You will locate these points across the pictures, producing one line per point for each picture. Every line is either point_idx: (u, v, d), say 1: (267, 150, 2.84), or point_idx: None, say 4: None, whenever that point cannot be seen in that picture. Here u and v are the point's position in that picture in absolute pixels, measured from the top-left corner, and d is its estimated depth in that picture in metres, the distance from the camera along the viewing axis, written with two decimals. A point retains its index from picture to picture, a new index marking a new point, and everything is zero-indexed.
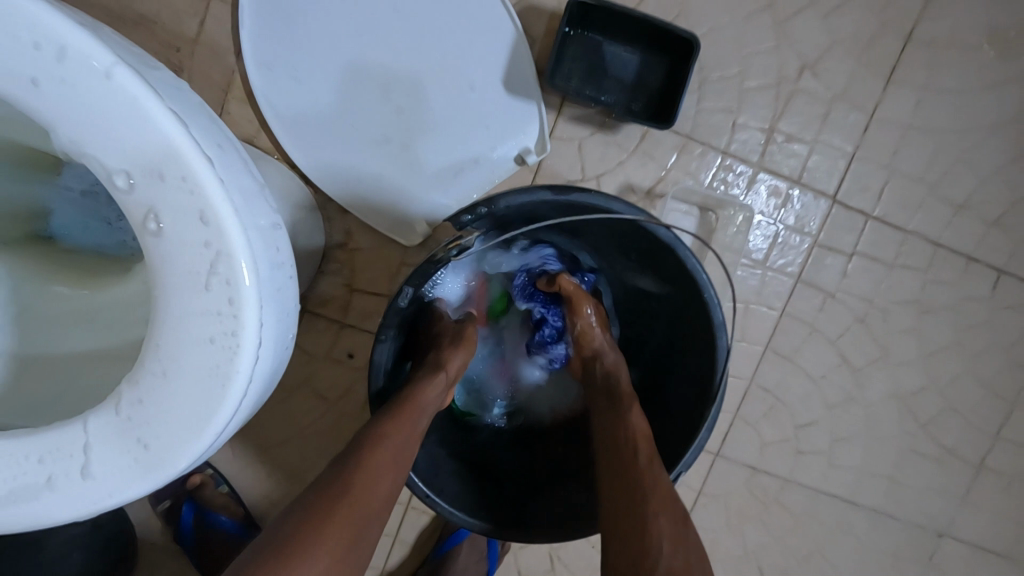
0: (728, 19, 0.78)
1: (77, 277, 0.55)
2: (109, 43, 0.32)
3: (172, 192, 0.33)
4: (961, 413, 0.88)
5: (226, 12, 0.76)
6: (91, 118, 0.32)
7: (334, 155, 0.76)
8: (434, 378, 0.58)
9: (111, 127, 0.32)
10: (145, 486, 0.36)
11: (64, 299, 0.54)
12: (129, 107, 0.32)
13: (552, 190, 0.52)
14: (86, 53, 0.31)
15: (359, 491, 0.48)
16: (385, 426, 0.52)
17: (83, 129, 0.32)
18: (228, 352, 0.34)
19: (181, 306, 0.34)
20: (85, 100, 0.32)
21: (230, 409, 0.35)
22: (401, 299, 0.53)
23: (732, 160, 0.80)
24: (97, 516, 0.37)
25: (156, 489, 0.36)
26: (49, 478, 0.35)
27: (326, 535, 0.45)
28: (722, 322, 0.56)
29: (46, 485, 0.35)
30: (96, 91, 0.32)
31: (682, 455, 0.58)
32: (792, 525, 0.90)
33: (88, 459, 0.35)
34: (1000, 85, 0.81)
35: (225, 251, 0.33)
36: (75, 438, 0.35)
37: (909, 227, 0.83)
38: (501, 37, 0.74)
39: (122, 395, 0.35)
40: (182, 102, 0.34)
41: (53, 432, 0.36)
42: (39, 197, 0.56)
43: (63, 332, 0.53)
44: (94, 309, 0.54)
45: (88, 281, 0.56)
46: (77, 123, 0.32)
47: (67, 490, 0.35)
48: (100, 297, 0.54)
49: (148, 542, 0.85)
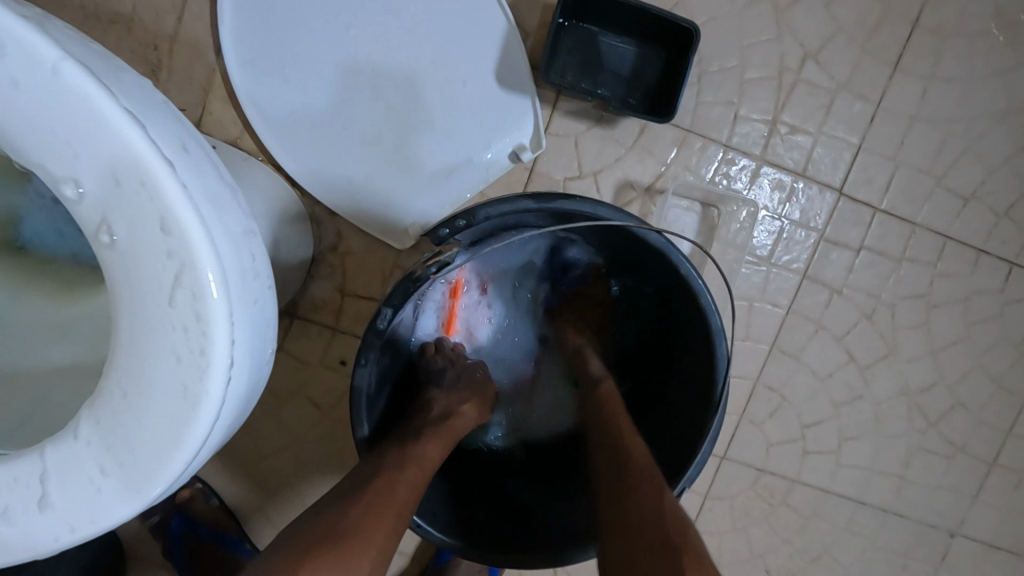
0: (727, 7, 0.75)
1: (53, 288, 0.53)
2: (57, 36, 0.29)
3: (130, 199, 0.30)
4: (972, 410, 0.85)
5: (206, 8, 0.73)
6: (38, 119, 0.29)
7: (320, 156, 0.73)
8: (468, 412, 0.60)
9: (60, 128, 0.29)
10: (114, 517, 0.33)
11: (38, 311, 0.52)
12: (79, 106, 0.29)
13: (532, 198, 0.49)
14: (29, 46, 0.28)
15: (395, 503, 0.47)
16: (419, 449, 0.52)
17: (28, 133, 0.30)
18: (197, 372, 0.31)
19: (146, 324, 0.31)
20: (30, 99, 0.29)
21: (202, 434, 0.32)
22: (380, 320, 0.50)
23: (734, 154, 0.78)
24: (64, 548, 0.34)
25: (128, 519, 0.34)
26: (13, 507, 0.33)
27: (348, 549, 0.43)
28: (720, 327, 0.53)
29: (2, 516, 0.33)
30: (41, 89, 0.29)
31: (685, 468, 0.56)
32: (801, 527, 0.87)
33: (51, 486, 0.33)
34: (1009, 70, 0.78)
35: (190, 262, 0.30)
36: (38, 465, 0.33)
37: (917, 219, 0.80)
38: (493, 30, 0.72)
39: (88, 418, 0.33)
40: (141, 101, 0.31)
41: (19, 458, 0.33)
42: (8, 204, 0.52)
43: (35, 344, 0.51)
44: (68, 320, 0.52)
45: (63, 293, 0.54)
46: (22, 127, 0.30)
47: (31, 519, 0.33)
48: (74, 308, 0.52)
49: (138, 558, 0.82)
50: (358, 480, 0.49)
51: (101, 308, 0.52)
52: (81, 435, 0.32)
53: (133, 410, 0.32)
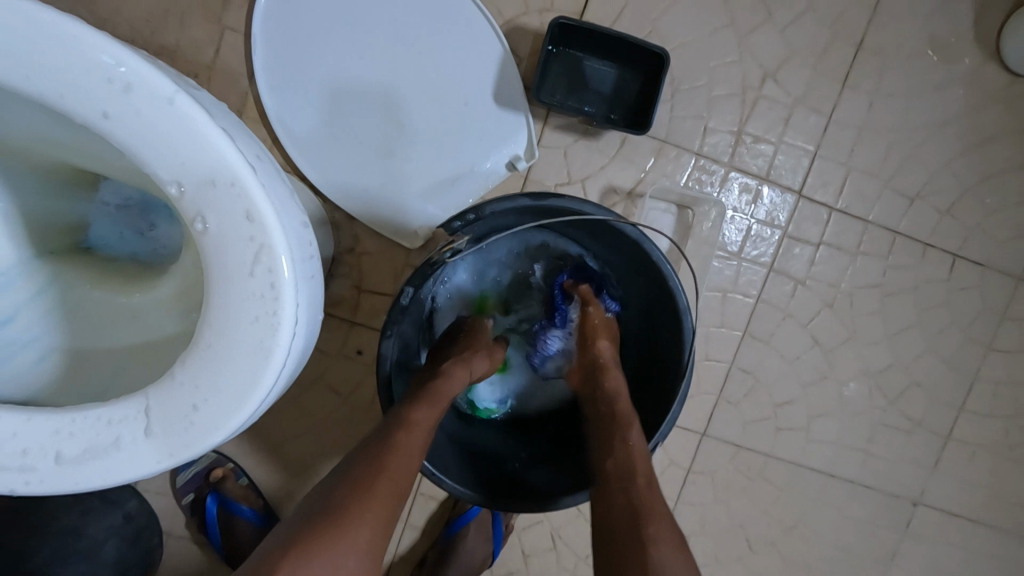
0: (695, 34, 0.86)
1: (118, 283, 0.61)
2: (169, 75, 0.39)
3: (221, 196, 0.40)
4: (927, 388, 0.95)
5: (239, 39, 0.83)
6: (154, 138, 0.39)
7: (340, 167, 0.83)
8: (459, 372, 0.65)
9: (171, 144, 0.39)
10: (203, 445, 0.42)
11: (107, 298, 0.60)
12: (187, 127, 0.39)
13: (529, 196, 0.58)
14: (152, 84, 0.38)
15: (393, 466, 0.55)
16: (411, 416, 0.59)
17: (142, 147, 0.39)
18: (270, 329, 0.41)
19: (231, 291, 0.41)
20: (149, 123, 0.39)
21: (273, 378, 0.41)
22: (403, 299, 0.59)
23: (705, 161, 0.88)
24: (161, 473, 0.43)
25: (212, 448, 0.43)
26: (123, 435, 0.42)
27: (355, 507, 0.51)
28: (686, 305, 0.62)
29: (115, 444, 0.42)
30: (158, 115, 0.39)
31: (659, 428, 0.64)
32: (777, 498, 0.96)
33: (153, 417, 0.42)
34: (945, 86, 0.89)
35: (267, 244, 0.40)
36: (143, 401, 0.42)
37: (869, 217, 0.91)
38: (491, 56, 0.82)
39: (182, 365, 0.42)
40: (224, 123, 0.41)
41: (125, 399, 0.42)
42: (81, 212, 0.64)
43: (106, 329, 0.59)
44: (135, 307, 0.60)
45: (126, 286, 0.62)
46: (139, 143, 0.39)
47: (138, 445, 0.42)
48: (138, 299, 0.60)
49: (173, 534, 0.90)
50: (367, 447, 0.57)
51: (161, 298, 0.60)
52: (175, 379, 0.42)
53: (218, 360, 0.41)
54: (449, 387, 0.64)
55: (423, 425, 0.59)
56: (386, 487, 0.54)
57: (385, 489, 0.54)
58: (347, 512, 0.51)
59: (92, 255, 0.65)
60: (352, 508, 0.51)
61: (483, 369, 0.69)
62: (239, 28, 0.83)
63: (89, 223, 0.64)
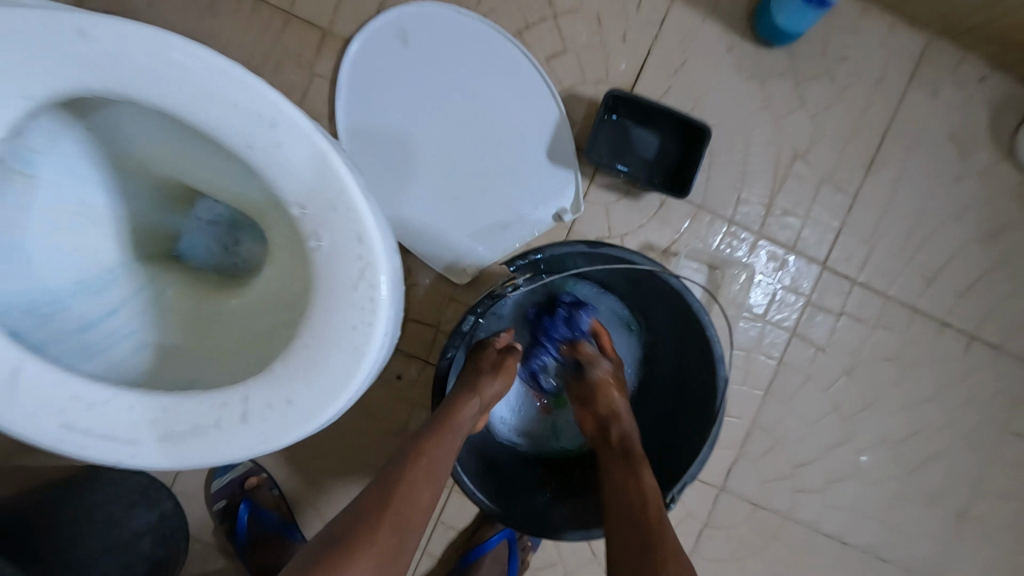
0: (735, 112, 0.94)
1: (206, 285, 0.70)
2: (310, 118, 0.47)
3: (337, 219, 0.46)
4: (943, 463, 0.97)
5: (323, 85, 0.93)
6: (290, 166, 0.47)
7: (401, 205, 0.91)
8: (470, 402, 0.68)
9: (303, 173, 0.47)
10: (292, 434, 0.47)
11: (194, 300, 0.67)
12: (318, 160, 0.46)
13: (586, 243, 0.65)
14: (297, 124, 0.46)
15: (421, 474, 0.61)
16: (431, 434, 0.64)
17: (273, 168, 0.47)
18: (364, 336, 0.47)
19: (333, 300, 0.47)
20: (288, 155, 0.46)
21: (360, 379, 0.47)
22: (464, 324, 0.65)
23: (737, 228, 0.95)
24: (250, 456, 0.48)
25: (298, 438, 0.48)
26: (221, 419, 0.47)
27: (397, 508, 0.59)
28: (720, 354, 0.67)
29: (214, 426, 0.47)
30: (296, 149, 0.47)
31: (688, 468, 0.68)
32: (790, 560, 0.97)
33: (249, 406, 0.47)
34: (963, 178, 0.96)
35: (371, 263, 0.46)
36: (241, 391, 0.47)
37: (889, 292, 0.96)
38: (548, 118, 0.91)
39: (280, 362, 0.47)
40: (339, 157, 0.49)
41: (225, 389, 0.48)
42: (176, 223, 0.72)
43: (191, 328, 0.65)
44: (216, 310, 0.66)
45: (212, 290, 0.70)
46: (277, 171, 0.47)
47: (233, 429, 0.47)
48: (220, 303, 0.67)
49: (200, 539, 0.93)
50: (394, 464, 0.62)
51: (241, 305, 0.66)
52: (273, 373, 0.47)
53: (313, 359, 0.47)
54: (464, 412, 0.67)
55: (418, 466, 0.62)
56: (419, 493, 0.61)
57: (420, 494, 0.61)
58: (393, 510, 0.58)
59: (182, 263, 0.73)
60: (395, 509, 0.59)
61: (493, 389, 0.71)
62: (325, 75, 0.93)
63: (181, 233, 0.73)
